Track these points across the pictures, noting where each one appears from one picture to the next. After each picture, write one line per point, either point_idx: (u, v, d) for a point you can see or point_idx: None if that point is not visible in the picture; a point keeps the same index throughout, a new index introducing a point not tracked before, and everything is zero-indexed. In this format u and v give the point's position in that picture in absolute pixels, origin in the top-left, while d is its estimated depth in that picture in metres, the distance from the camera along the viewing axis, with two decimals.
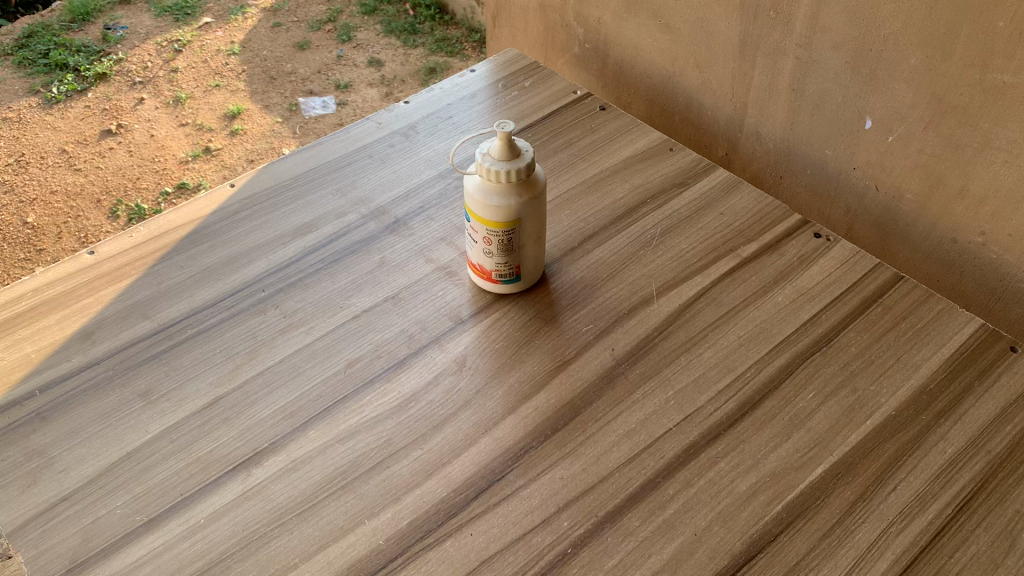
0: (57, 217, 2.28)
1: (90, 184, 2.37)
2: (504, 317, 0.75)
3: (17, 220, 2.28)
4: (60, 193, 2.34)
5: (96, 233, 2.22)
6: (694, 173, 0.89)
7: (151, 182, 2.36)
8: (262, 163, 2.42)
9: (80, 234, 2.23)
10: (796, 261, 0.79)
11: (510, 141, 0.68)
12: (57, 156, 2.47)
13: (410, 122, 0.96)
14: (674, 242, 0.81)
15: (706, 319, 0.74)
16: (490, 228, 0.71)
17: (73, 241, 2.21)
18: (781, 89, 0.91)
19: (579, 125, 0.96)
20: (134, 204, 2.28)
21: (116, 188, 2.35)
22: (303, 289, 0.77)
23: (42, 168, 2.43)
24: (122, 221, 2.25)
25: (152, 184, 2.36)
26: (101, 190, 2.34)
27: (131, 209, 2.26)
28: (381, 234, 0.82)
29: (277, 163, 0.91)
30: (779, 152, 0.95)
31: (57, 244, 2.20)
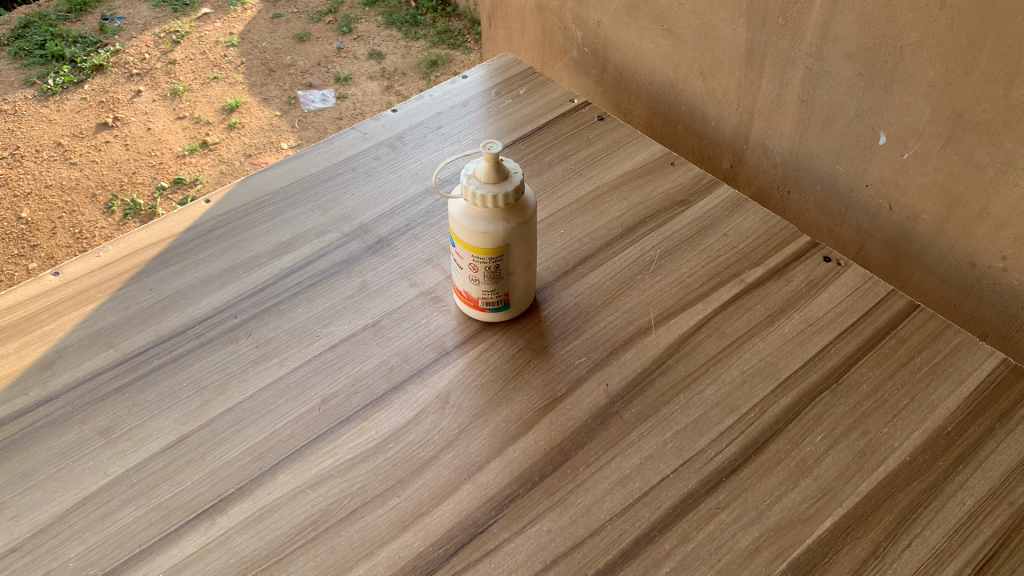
0: (51, 211, 2.24)
1: (85, 178, 2.32)
2: (492, 348, 0.70)
3: (11, 215, 2.23)
4: (56, 186, 2.30)
5: (91, 230, 2.17)
6: (697, 189, 0.84)
7: (147, 177, 2.32)
8: (260, 158, 2.37)
9: (74, 230, 2.18)
10: (804, 287, 0.74)
11: (498, 163, 0.63)
12: (52, 149, 2.43)
13: (398, 132, 0.91)
14: (674, 265, 0.76)
15: (707, 351, 0.69)
16: (476, 255, 0.66)
17: (67, 237, 2.17)
18: (790, 100, 0.85)
19: (576, 136, 0.91)
20: (129, 199, 2.24)
21: (112, 183, 2.30)
22: (277, 315, 0.72)
23: (35, 163, 2.39)
24: (116, 217, 2.20)
25: (148, 179, 2.31)
26: (96, 185, 2.29)
27: (126, 203, 2.21)
28: (363, 255, 0.77)
29: (255, 176, 0.86)
30: (787, 166, 0.90)
31: (52, 240, 2.16)
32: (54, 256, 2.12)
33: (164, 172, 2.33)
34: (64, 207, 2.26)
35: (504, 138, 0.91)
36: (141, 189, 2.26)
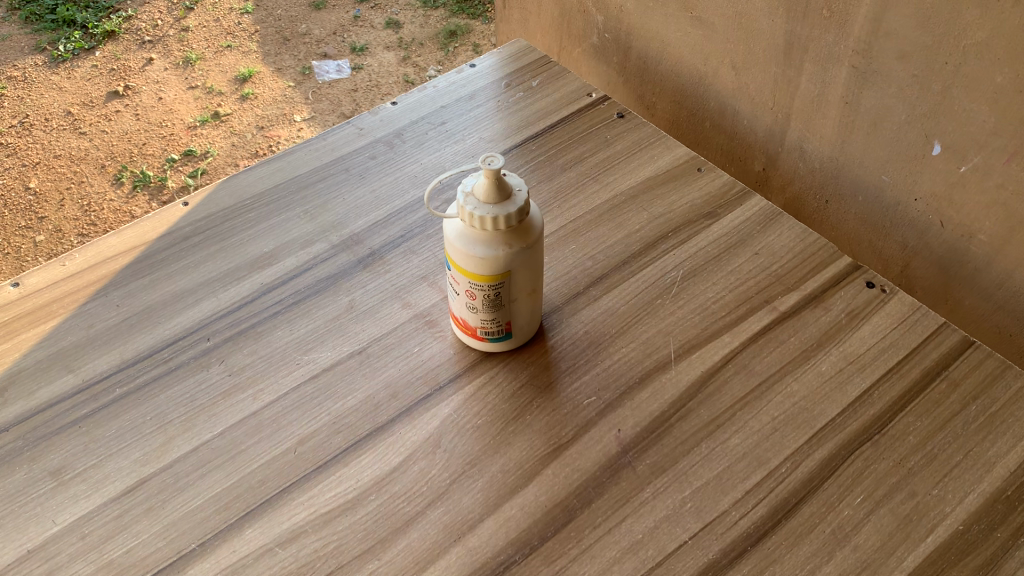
0: (60, 182, 2.17)
1: (94, 149, 2.24)
2: (491, 383, 0.62)
3: (19, 186, 2.16)
4: (64, 157, 2.23)
5: (99, 202, 2.10)
6: (726, 199, 0.76)
7: (157, 148, 2.24)
8: (272, 131, 2.30)
9: (82, 202, 2.11)
10: (844, 318, 0.66)
11: (500, 181, 0.56)
12: (61, 118, 2.35)
13: (398, 128, 0.83)
14: (698, 289, 0.68)
15: (734, 393, 0.61)
16: (474, 281, 0.58)
17: (75, 209, 2.10)
18: (832, 101, 0.76)
19: (593, 136, 0.82)
20: (139, 170, 2.16)
21: (121, 154, 2.22)
22: (254, 339, 0.65)
23: (44, 133, 2.31)
24: (126, 190, 2.13)
25: (158, 151, 2.23)
26: (105, 156, 2.22)
27: (134, 175, 2.14)
28: (352, 270, 0.70)
29: (239, 176, 0.78)
30: (826, 173, 0.81)
31: (59, 212, 2.09)
32: (61, 228, 2.05)
33: (174, 143, 2.25)
34: (72, 178, 2.19)
35: (515, 136, 0.82)
36: (151, 159, 2.19)
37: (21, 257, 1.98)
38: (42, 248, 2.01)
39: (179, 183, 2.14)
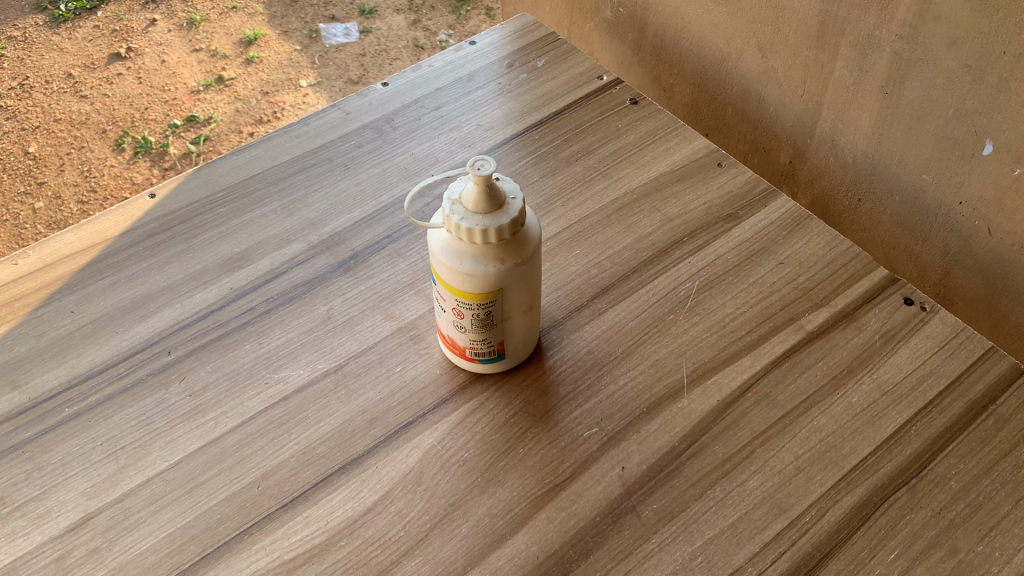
0: (61, 146, 2.03)
1: (96, 112, 2.09)
2: (480, 409, 0.56)
3: (18, 149, 2.02)
4: (65, 120, 2.07)
5: (98, 168, 1.96)
6: (748, 200, 0.68)
7: (160, 113, 2.09)
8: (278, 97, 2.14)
9: (83, 167, 1.98)
10: (878, 340, 0.59)
11: (492, 187, 0.49)
12: (63, 80, 2.19)
13: (388, 113, 0.75)
14: (715, 304, 0.61)
15: (753, 427, 0.55)
16: (462, 299, 0.51)
17: (75, 174, 1.96)
18: (869, 91, 0.68)
19: (604, 124, 0.75)
20: (141, 136, 2.02)
21: (122, 117, 2.08)
22: (219, 354, 0.59)
23: (44, 95, 2.16)
24: (127, 155, 1.97)
25: (161, 116, 2.08)
26: (106, 121, 2.06)
27: (137, 140, 2.00)
28: (330, 275, 0.63)
29: (212, 165, 0.71)
30: (860, 170, 0.74)
31: (59, 178, 1.95)
32: (61, 195, 1.92)
33: (177, 109, 2.10)
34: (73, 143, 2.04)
35: (516, 124, 0.75)
36: (153, 124, 2.05)
37: (20, 224, 1.85)
38: (41, 216, 1.87)
39: (180, 148, 2.00)
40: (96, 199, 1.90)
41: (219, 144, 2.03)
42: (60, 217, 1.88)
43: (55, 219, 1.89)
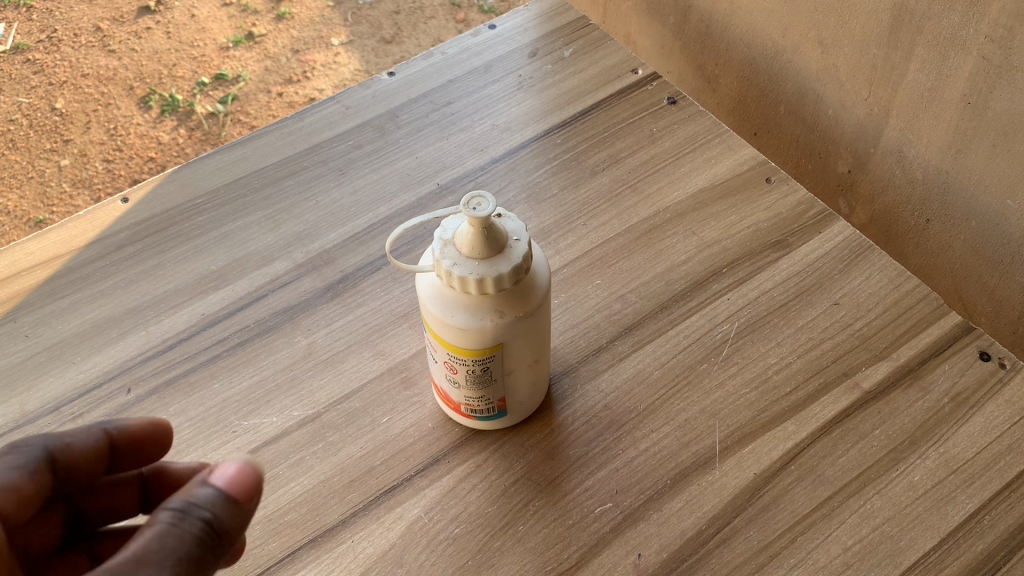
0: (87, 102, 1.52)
1: (123, 68, 1.56)
2: (477, 475, 0.48)
3: (46, 104, 1.52)
4: (93, 75, 1.56)
5: (124, 127, 1.48)
6: (801, 223, 0.59)
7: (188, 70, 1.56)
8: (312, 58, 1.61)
9: (108, 125, 1.48)
10: (947, 404, 0.50)
11: (494, 230, 0.40)
12: (92, 33, 1.64)
13: (392, 108, 0.67)
14: (756, 352, 0.53)
15: (793, 508, 0.46)
16: (455, 354, 0.43)
17: (100, 133, 1.47)
18: (948, 99, 0.58)
19: (637, 128, 0.65)
20: (167, 93, 1.51)
21: (151, 75, 1.55)
22: (184, 393, 0.52)
23: (73, 47, 1.61)
24: (154, 114, 1.49)
25: (190, 72, 1.55)
26: (132, 75, 1.55)
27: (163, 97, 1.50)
28: (316, 300, 0.56)
29: (192, 166, 0.64)
30: (930, 187, 0.64)
31: (86, 135, 1.47)
32: (87, 152, 1.46)
33: (205, 66, 1.57)
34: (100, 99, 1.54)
35: (536, 124, 0.66)
36: (182, 81, 1.53)
37: (47, 182, 1.41)
38: (66, 173, 1.43)
39: (206, 109, 1.50)
40: (122, 157, 1.44)
41: (249, 104, 1.52)
42: (88, 175, 1.42)
43: (82, 176, 1.42)
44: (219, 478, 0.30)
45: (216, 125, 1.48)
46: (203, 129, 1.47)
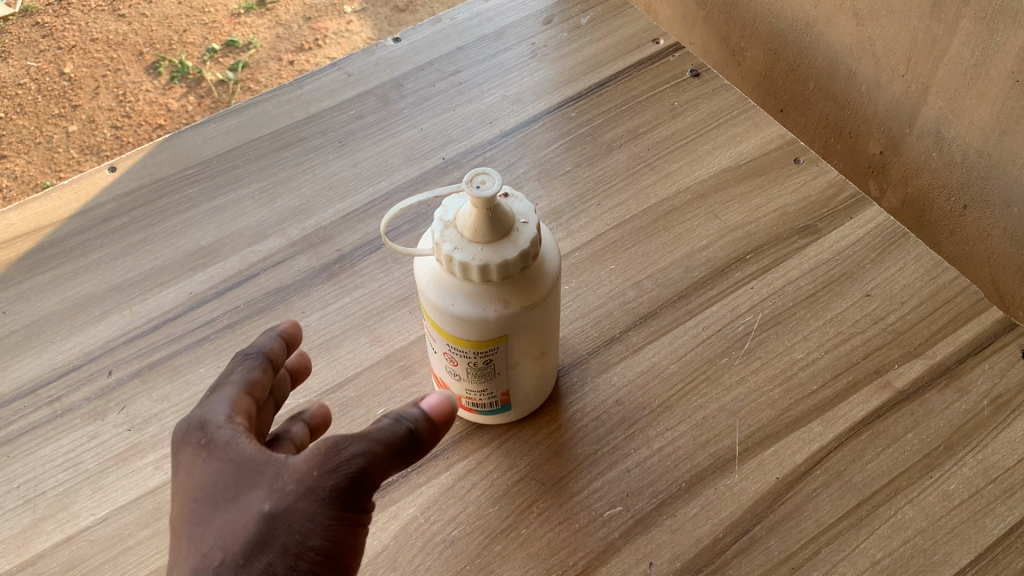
0: (97, 66, 1.42)
1: (133, 33, 1.46)
2: (478, 472, 0.45)
3: (54, 68, 1.42)
4: (102, 40, 1.45)
5: (132, 93, 1.38)
6: (830, 207, 0.55)
7: (197, 36, 1.46)
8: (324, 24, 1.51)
9: (116, 91, 1.38)
10: (986, 408, 0.46)
11: (499, 210, 0.36)
12: None
13: (397, 76, 0.63)
14: (781, 346, 0.49)
15: (818, 517, 0.43)
16: (456, 345, 0.40)
17: (111, 99, 1.37)
18: (994, 77, 0.54)
19: (656, 102, 0.61)
20: (177, 60, 1.41)
21: (161, 41, 1.45)
22: (168, 377, 0.48)
23: (82, 11, 1.51)
24: (163, 81, 1.40)
25: (201, 39, 1.46)
26: (144, 41, 1.45)
27: (173, 64, 1.41)
28: (311, 281, 0.52)
29: (185, 134, 0.60)
30: (969, 171, 0.59)
31: (94, 102, 1.37)
32: (94, 119, 1.35)
33: (217, 31, 1.47)
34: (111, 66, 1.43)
35: (549, 96, 0.62)
36: (192, 47, 1.43)
37: (54, 149, 1.32)
38: (75, 140, 1.33)
39: (216, 76, 1.41)
40: (130, 125, 1.33)
41: (259, 72, 1.42)
42: (96, 141, 1.33)
43: (90, 143, 1.32)
44: (424, 402, 0.35)
45: (226, 94, 1.39)
46: (214, 97, 1.38)
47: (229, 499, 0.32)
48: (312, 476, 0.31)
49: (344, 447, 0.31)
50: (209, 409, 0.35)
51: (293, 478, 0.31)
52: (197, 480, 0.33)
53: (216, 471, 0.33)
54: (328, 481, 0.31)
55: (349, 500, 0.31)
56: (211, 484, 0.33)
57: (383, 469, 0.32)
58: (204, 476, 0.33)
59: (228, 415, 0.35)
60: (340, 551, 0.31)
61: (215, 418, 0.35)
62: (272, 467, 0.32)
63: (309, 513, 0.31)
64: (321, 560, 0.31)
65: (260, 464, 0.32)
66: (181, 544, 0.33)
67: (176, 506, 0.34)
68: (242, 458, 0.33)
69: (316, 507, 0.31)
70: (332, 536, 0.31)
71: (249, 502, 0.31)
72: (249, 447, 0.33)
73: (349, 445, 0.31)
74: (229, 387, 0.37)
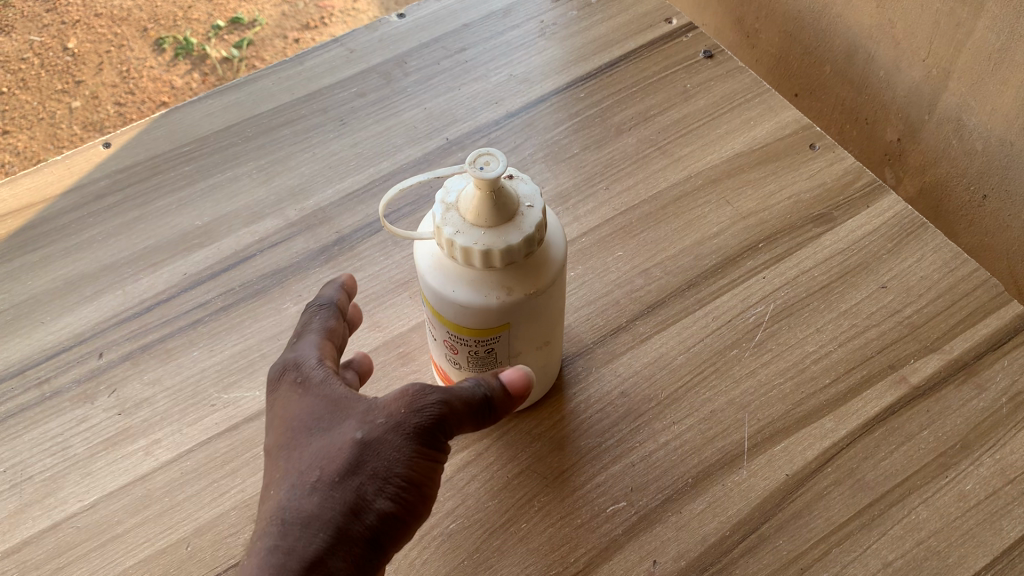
0: (101, 40, 1.32)
1: (138, 8, 1.36)
2: (479, 464, 0.44)
3: (59, 43, 1.30)
4: (106, 15, 1.35)
5: (137, 68, 1.29)
6: (847, 195, 0.53)
7: (201, 10, 1.36)
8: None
9: (121, 67, 1.29)
10: (1006, 405, 0.44)
11: (503, 193, 0.35)
12: None
13: (401, 53, 0.61)
14: (793, 338, 0.48)
15: (829, 516, 0.41)
16: (457, 333, 0.39)
17: (112, 76, 1.28)
18: (1019, 61, 0.52)
19: (668, 83, 0.59)
20: (181, 37, 1.32)
21: (165, 17, 1.36)
22: (161, 361, 0.47)
23: None
24: (168, 57, 1.31)
25: (206, 15, 1.36)
26: (149, 16, 1.35)
27: (178, 40, 1.32)
28: (309, 263, 0.51)
29: (182, 110, 0.59)
30: (990, 159, 0.57)
31: (98, 79, 1.27)
32: (99, 95, 1.26)
33: (222, 7, 1.37)
34: (116, 41, 1.32)
35: (558, 76, 0.60)
36: (196, 23, 1.34)
37: (55, 123, 1.22)
38: (76, 116, 1.24)
39: (221, 54, 1.32)
40: (133, 101, 1.26)
41: (266, 49, 1.34)
42: (99, 118, 1.24)
43: (93, 120, 1.23)
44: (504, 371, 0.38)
45: (232, 71, 1.31)
46: (219, 75, 1.30)
47: (324, 427, 0.34)
48: (401, 413, 0.34)
49: (431, 393, 0.35)
50: (300, 353, 0.38)
51: (383, 413, 0.34)
52: (292, 412, 0.35)
53: (310, 405, 0.35)
54: (416, 418, 0.34)
55: (430, 438, 0.34)
56: (307, 414, 0.35)
57: (463, 416, 0.35)
58: (299, 409, 0.35)
59: (319, 358, 0.37)
60: (421, 482, 0.34)
61: (308, 359, 0.37)
62: (362, 403, 0.35)
63: (398, 443, 0.33)
64: (407, 487, 0.33)
65: (352, 400, 0.35)
66: (270, 470, 0.34)
67: (269, 435, 0.36)
68: (335, 394, 0.35)
69: (404, 439, 0.33)
70: (417, 465, 0.34)
71: (342, 429, 0.34)
72: (341, 387, 0.36)
73: (433, 390, 0.35)
74: (313, 334, 0.39)
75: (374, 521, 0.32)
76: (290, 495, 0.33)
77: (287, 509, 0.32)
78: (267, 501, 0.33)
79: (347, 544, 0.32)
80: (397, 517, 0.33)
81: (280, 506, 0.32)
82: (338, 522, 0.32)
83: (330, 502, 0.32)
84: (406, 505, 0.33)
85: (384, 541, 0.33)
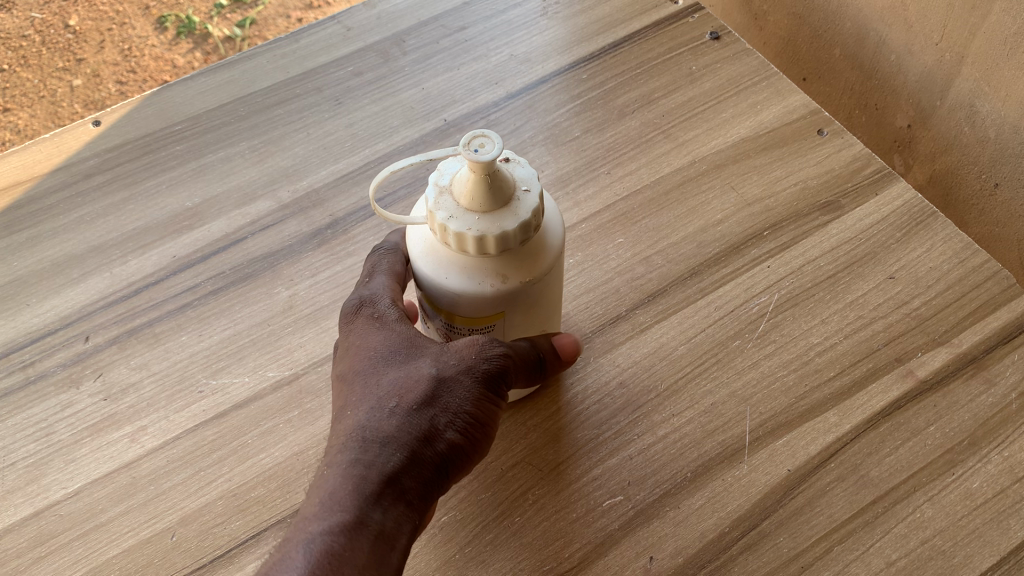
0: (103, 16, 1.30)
1: None
2: None
3: (59, 19, 1.28)
4: None
5: (138, 46, 1.28)
6: (855, 183, 0.52)
7: None
8: None
9: (122, 45, 1.27)
10: (1015, 401, 0.43)
11: (498, 178, 0.33)
12: None
13: (399, 32, 0.60)
14: (797, 330, 0.46)
15: (831, 514, 0.40)
16: (449, 320, 0.37)
17: (113, 53, 1.26)
18: None
19: (673, 65, 0.58)
20: (183, 14, 1.30)
21: None
22: (149, 346, 0.46)
23: None
24: (171, 34, 1.29)
25: None
26: None
27: (178, 18, 1.30)
28: (302, 247, 0.49)
29: (174, 89, 0.57)
30: (1002, 148, 0.56)
31: (99, 56, 1.25)
32: (99, 72, 1.24)
33: None
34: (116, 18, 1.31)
35: (560, 57, 0.59)
36: (199, 2, 1.32)
37: (56, 100, 1.20)
38: (77, 94, 1.22)
39: (222, 33, 1.30)
40: (134, 80, 1.23)
41: (268, 28, 1.31)
42: (100, 97, 1.21)
43: (95, 98, 1.21)
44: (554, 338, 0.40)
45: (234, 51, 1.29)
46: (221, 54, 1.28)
47: (399, 359, 0.36)
48: (473, 357, 0.36)
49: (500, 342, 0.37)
50: (373, 290, 0.39)
51: (455, 354, 0.36)
52: (368, 341, 0.37)
53: (386, 338, 0.37)
54: (486, 363, 0.36)
55: (495, 385, 0.36)
56: (382, 346, 0.37)
57: (520, 367, 0.37)
58: (375, 339, 0.37)
59: (393, 297, 0.39)
60: (484, 422, 0.36)
61: (382, 297, 0.39)
62: (434, 344, 0.37)
63: (469, 385, 0.35)
64: (472, 424, 0.35)
65: (425, 341, 0.37)
66: (343, 394, 0.36)
67: (341, 362, 0.37)
68: (409, 334, 0.37)
69: (475, 381, 0.36)
70: (483, 406, 0.36)
71: (418, 364, 0.36)
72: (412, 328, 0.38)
73: (500, 341, 0.37)
74: (384, 274, 0.40)
75: (444, 450, 0.35)
76: (369, 416, 0.34)
77: (367, 428, 0.34)
78: (344, 420, 0.35)
79: (419, 466, 0.34)
80: (462, 450, 0.35)
81: (360, 425, 0.34)
82: (414, 445, 0.34)
83: (409, 426, 0.34)
84: (471, 441, 0.35)
85: (450, 469, 0.35)
